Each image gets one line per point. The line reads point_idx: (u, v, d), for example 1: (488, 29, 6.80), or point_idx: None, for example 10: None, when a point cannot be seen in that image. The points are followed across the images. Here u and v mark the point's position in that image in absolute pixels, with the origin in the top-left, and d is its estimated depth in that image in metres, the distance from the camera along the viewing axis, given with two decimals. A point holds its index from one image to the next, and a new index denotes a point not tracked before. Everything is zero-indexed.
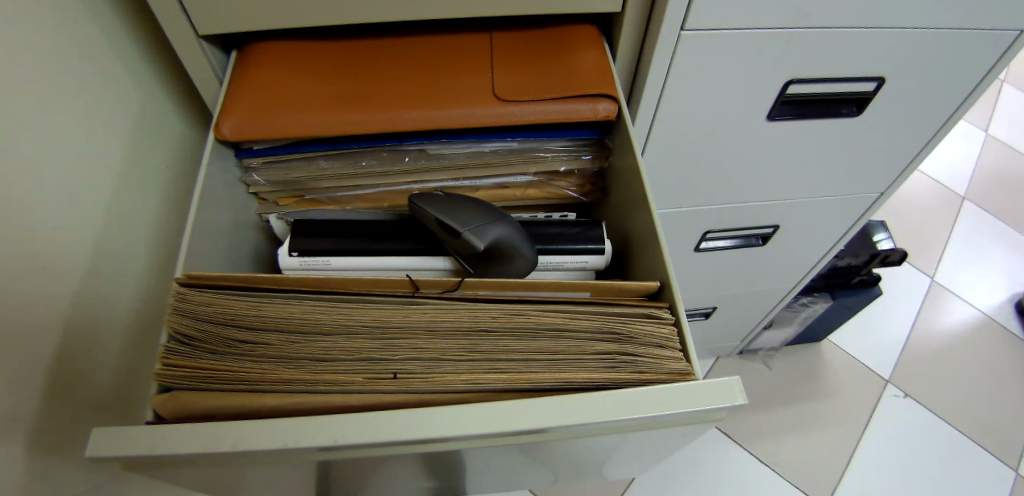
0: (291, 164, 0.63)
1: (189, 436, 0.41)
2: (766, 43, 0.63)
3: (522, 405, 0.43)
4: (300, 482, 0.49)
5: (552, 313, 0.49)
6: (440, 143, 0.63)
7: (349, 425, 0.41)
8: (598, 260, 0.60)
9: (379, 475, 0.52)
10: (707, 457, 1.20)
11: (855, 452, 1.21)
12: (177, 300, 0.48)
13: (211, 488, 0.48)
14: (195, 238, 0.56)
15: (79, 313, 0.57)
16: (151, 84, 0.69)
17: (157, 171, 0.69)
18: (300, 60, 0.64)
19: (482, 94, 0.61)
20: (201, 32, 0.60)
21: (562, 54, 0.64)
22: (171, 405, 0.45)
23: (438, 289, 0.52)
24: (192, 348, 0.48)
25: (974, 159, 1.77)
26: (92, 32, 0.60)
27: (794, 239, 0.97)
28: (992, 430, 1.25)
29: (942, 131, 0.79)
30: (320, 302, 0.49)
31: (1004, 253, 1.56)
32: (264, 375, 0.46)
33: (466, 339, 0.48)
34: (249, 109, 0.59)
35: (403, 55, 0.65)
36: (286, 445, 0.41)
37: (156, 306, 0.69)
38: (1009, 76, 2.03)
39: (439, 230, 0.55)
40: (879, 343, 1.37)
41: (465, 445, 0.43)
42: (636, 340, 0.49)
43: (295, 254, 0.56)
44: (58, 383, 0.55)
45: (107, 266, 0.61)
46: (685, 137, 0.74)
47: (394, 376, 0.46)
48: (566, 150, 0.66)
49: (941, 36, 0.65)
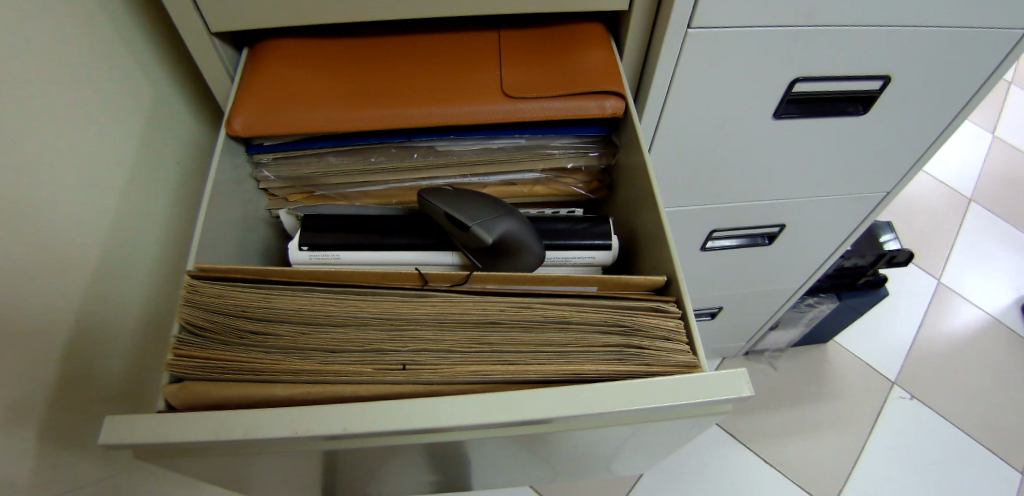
0: (301, 160, 0.64)
1: (201, 424, 0.42)
2: (771, 41, 0.63)
3: (528, 395, 0.43)
4: (309, 471, 0.50)
5: (559, 306, 0.50)
6: (448, 140, 0.64)
7: (358, 414, 0.42)
8: (605, 256, 0.60)
9: (387, 466, 0.52)
10: (710, 456, 1.20)
11: (859, 456, 1.20)
12: (189, 292, 0.48)
13: (221, 477, 0.49)
14: (206, 232, 0.56)
15: (92, 304, 0.58)
16: (163, 82, 0.70)
17: (169, 167, 0.70)
18: (310, 57, 0.64)
19: (490, 91, 0.61)
20: (212, 29, 0.60)
21: (569, 52, 0.64)
22: (181, 395, 0.45)
23: (446, 283, 0.52)
24: (204, 339, 0.48)
25: (981, 160, 1.77)
26: (106, 29, 0.61)
27: (800, 238, 0.98)
28: (1000, 433, 1.24)
29: (948, 130, 0.79)
30: (331, 295, 0.49)
31: (1011, 255, 1.55)
32: (274, 366, 0.47)
33: (474, 331, 0.49)
34: (260, 105, 0.60)
35: (411, 53, 0.65)
36: (295, 433, 0.41)
37: (168, 300, 0.69)
38: (1016, 78, 2.02)
39: (447, 224, 0.55)
40: (885, 344, 1.37)
41: (472, 435, 0.44)
42: (643, 332, 0.49)
43: (304, 248, 0.57)
44: (67, 375, 0.55)
45: (120, 259, 0.62)
46: (691, 136, 0.75)
47: (403, 367, 0.47)
48: (573, 147, 0.66)
49: (947, 34, 0.65)
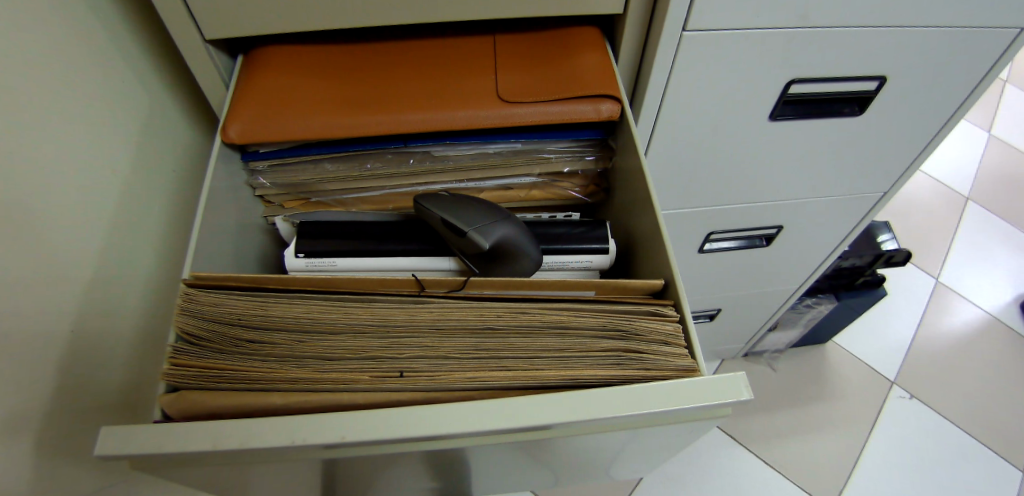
0: (296, 167, 0.64)
1: (198, 435, 0.42)
2: (766, 43, 0.63)
3: (526, 401, 0.43)
4: (307, 479, 0.49)
5: (557, 311, 0.49)
6: (445, 145, 0.64)
7: (357, 422, 0.42)
8: (603, 260, 0.60)
9: (386, 474, 0.52)
10: (712, 458, 1.19)
11: (860, 456, 1.20)
12: (184, 301, 0.48)
13: (219, 487, 0.48)
14: (202, 238, 0.56)
15: (88, 314, 0.58)
16: (158, 90, 0.70)
17: (164, 175, 0.70)
18: (305, 63, 0.64)
19: (486, 96, 0.61)
20: (206, 36, 0.60)
21: (564, 57, 0.64)
22: (177, 404, 0.45)
23: (443, 288, 0.52)
24: (199, 348, 0.48)
25: (977, 159, 1.77)
26: (99, 36, 0.61)
27: (798, 239, 0.97)
28: (1001, 432, 1.24)
29: (945, 128, 0.79)
30: (327, 302, 0.49)
31: (1010, 253, 1.55)
32: (270, 375, 0.46)
33: (472, 337, 0.49)
34: (255, 113, 0.60)
35: (408, 59, 0.65)
36: (293, 442, 0.41)
37: (164, 309, 0.69)
38: (1012, 77, 2.02)
39: (444, 229, 0.55)
40: (885, 344, 1.37)
41: (471, 442, 0.43)
42: (641, 336, 0.49)
43: (301, 255, 0.57)
44: (62, 387, 0.55)
45: (117, 268, 0.62)
46: (688, 138, 0.75)
47: (400, 375, 0.47)
48: (569, 151, 0.66)
49: (940, 34, 0.65)
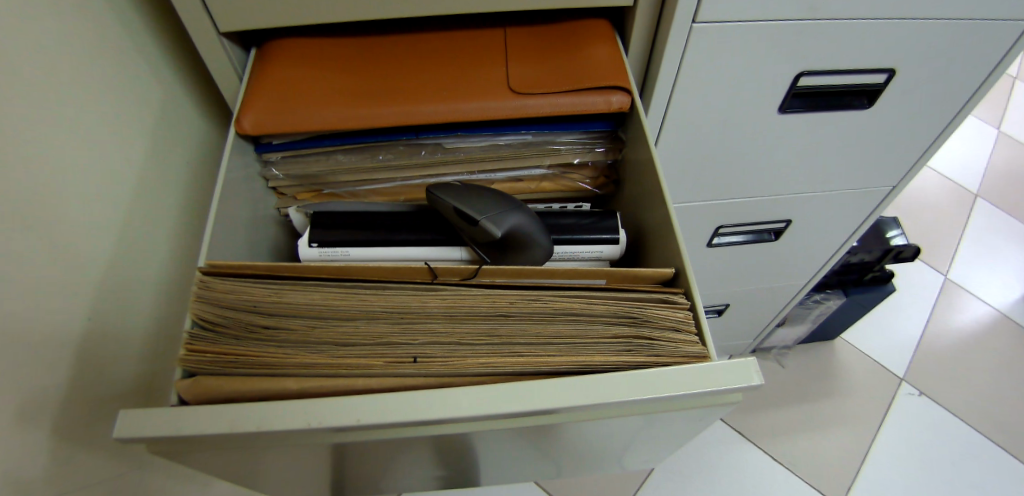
0: (309, 158, 0.65)
1: (215, 418, 0.42)
2: (776, 35, 0.63)
3: (538, 386, 0.43)
4: (320, 463, 0.50)
5: (568, 298, 0.50)
6: (456, 137, 0.65)
7: (371, 406, 0.42)
8: (613, 250, 0.61)
9: (399, 459, 0.52)
10: (719, 454, 1.19)
11: (869, 452, 1.19)
12: (201, 288, 0.49)
13: (234, 471, 0.49)
14: (217, 227, 0.57)
15: (103, 302, 0.58)
16: (172, 83, 0.71)
17: (178, 167, 0.71)
18: (318, 55, 0.65)
19: (497, 88, 0.62)
20: (221, 28, 0.61)
21: (575, 49, 0.65)
22: (193, 389, 0.45)
23: (456, 276, 0.52)
24: (216, 334, 0.49)
25: (986, 156, 1.76)
26: (114, 29, 0.62)
27: (806, 234, 0.97)
28: (1011, 429, 1.24)
29: (954, 122, 0.79)
30: (341, 289, 0.49)
31: (1019, 250, 1.54)
32: (286, 360, 0.47)
33: (484, 324, 0.49)
34: (268, 104, 0.60)
35: (420, 52, 0.66)
36: (309, 425, 0.41)
37: (177, 299, 0.70)
38: (1021, 74, 2.01)
39: (456, 219, 0.55)
40: (893, 341, 1.36)
41: (483, 426, 0.44)
42: (651, 323, 0.49)
43: (314, 245, 0.57)
44: (78, 375, 0.55)
45: (131, 257, 0.62)
46: (697, 130, 0.75)
47: (414, 360, 0.47)
48: (579, 143, 0.67)
49: (950, 26, 0.65)
